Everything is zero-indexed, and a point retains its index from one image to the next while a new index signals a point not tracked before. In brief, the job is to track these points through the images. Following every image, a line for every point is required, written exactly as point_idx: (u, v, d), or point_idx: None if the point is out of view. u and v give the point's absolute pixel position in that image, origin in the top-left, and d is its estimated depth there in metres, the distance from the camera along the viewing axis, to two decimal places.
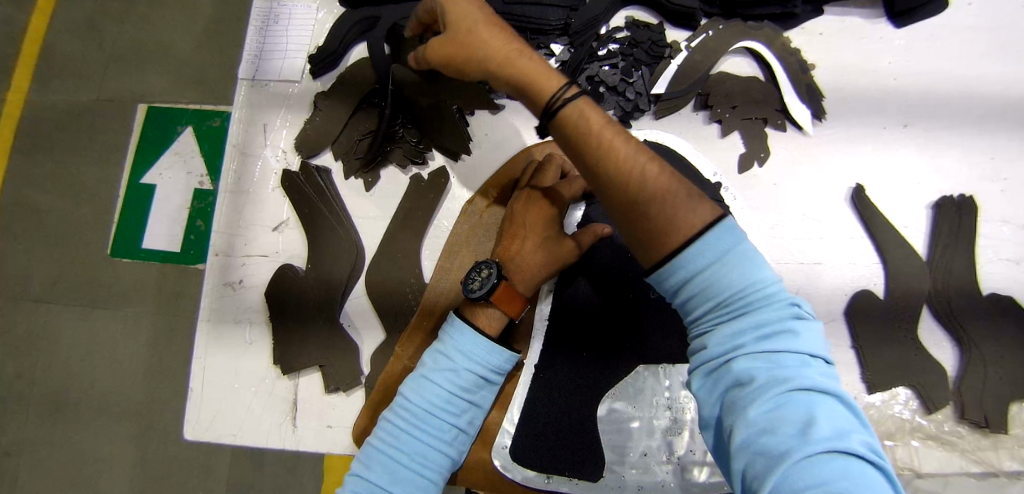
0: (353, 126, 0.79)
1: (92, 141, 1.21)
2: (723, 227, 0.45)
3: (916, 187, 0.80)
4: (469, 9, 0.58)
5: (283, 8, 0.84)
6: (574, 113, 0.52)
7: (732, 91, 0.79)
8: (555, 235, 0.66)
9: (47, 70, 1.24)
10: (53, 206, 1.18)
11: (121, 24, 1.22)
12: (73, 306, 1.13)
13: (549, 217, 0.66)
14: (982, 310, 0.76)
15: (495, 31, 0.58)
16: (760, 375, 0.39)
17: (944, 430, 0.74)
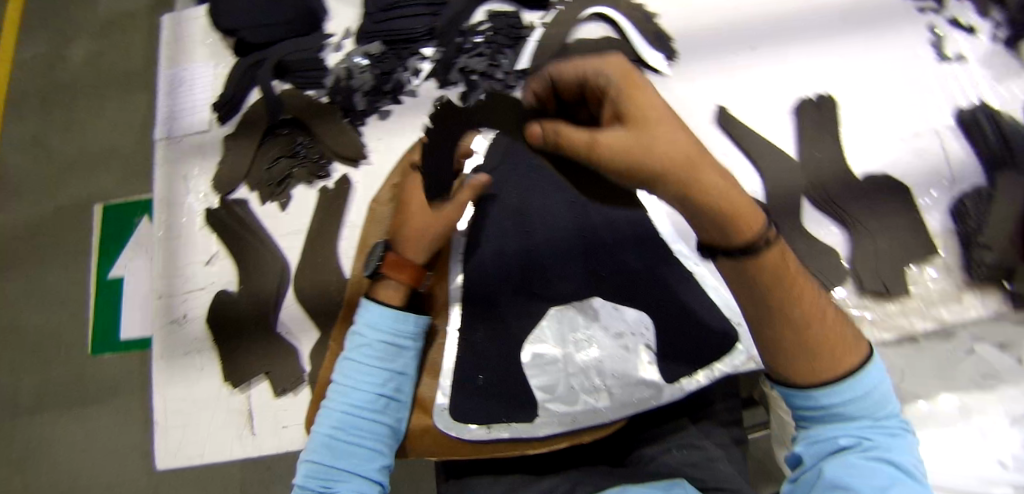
0: (261, 157, 0.87)
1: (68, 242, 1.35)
2: (869, 374, 0.49)
3: (775, 97, 0.86)
4: (650, 93, 0.48)
5: (184, 71, 0.93)
6: (780, 255, 0.46)
7: (588, 54, 0.86)
8: (432, 203, 0.73)
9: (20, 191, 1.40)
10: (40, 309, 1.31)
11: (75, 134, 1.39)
12: (75, 393, 1.24)
13: (428, 191, 0.74)
14: (859, 190, 0.82)
15: (681, 130, 0.45)
16: (865, 444, 0.48)
17: (850, 306, 0.79)
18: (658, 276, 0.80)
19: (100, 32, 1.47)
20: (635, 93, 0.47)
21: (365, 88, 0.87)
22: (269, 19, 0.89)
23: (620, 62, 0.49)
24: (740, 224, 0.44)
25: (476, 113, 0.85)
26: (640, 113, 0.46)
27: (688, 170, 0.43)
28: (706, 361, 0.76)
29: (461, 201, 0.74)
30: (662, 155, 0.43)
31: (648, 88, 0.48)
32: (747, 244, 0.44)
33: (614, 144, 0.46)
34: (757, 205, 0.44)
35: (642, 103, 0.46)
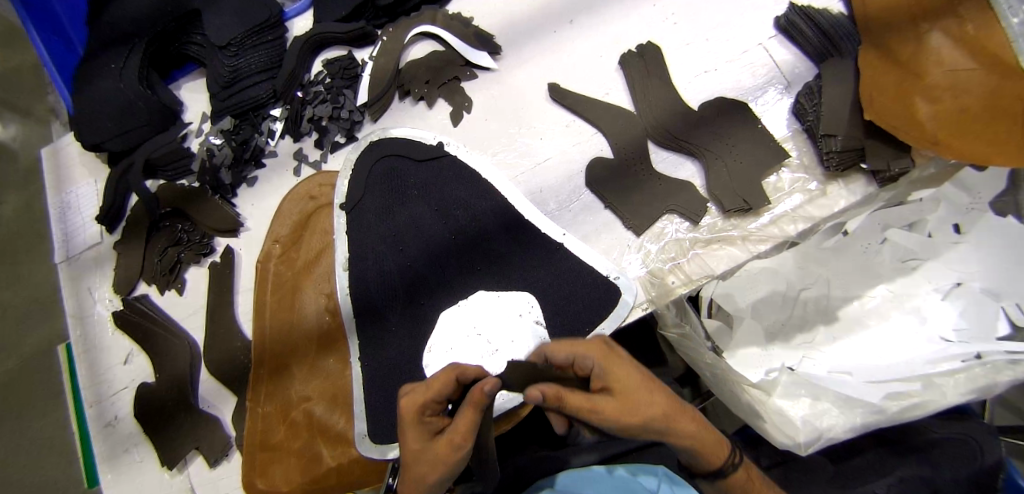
0: (151, 251, 0.92)
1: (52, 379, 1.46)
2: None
3: (601, 60, 0.90)
4: (619, 359, 0.57)
5: (68, 193, 0.99)
6: (745, 470, 0.59)
7: (420, 72, 0.91)
8: (428, 442, 0.56)
9: None
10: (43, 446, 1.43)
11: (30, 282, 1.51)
12: None
13: (467, 423, 0.54)
14: (697, 122, 0.85)
15: (639, 373, 0.57)
16: None
17: (718, 228, 0.83)
18: (529, 254, 0.83)
19: (23, 182, 1.57)
20: (616, 369, 0.56)
21: (227, 163, 0.91)
22: (130, 123, 0.94)
23: (599, 342, 0.59)
24: (704, 450, 0.55)
25: (333, 155, 0.91)
26: (619, 386, 0.55)
27: (667, 424, 0.53)
28: (593, 323, 0.80)
29: (468, 426, 0.54)
30: (640, 415, 0.52)
31: (618, 353, 0.59)
32: (719, 473, 0.56)
33: (608, 410, 0.52)
34: (720, 438, 0.57)
35: (622, 376, 0.55)
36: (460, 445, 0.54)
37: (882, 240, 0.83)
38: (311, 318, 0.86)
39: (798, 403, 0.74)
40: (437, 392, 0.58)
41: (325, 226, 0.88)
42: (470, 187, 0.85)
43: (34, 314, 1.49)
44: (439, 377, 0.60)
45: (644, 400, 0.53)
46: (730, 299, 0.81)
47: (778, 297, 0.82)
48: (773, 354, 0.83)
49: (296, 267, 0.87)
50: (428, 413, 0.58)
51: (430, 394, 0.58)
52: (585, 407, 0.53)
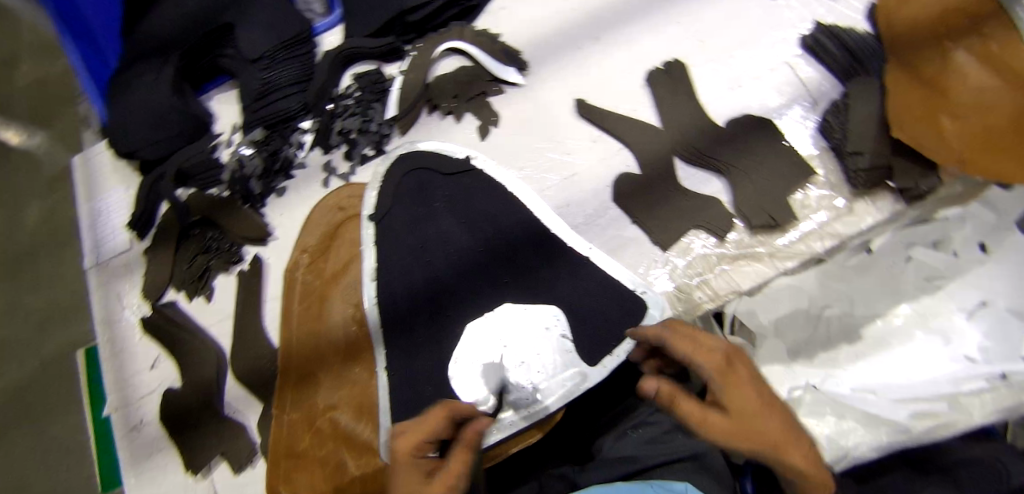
0: (180, 258, 0.93)
1: (66, 385, 1.47)
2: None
3: (626, 77, 0.91)
4: (738, 375, 0.60)
5: (99, 200, 1.01)
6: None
7: (447, 87, 0.93)
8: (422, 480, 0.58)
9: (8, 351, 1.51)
10: (56, 451, 1.43)
11: (51, 287, 1.53)
12: None
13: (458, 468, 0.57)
14: (723, 139, 0.86)
15: (755, 391, 0.59)
16: None
17: (745, 245, 0.83)
18: (554, 268, 0.83)
19: (49, 189, 1.60)
20: (735, 386, 0.59)
21: (257, 173, 0.92)
22: (163, 132, 0.96)
23: (717, 347, 0.62)
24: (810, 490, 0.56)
25: (361, 168, 0.92)
26: (733, 405, 0.58)
27: (778, 453, 0.56)
28: (620, 338, 0.78)
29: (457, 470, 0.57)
30: (754, 437, 0.56)
31: (737, 368, 0.61)
32: None
33: (720, 425, 0.57)
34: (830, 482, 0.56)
35: (740, 388, 0.59)
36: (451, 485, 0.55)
37: (906, 257, 0.80)
38: (338, 328, 0.86)
39: (822, 422, 0.72)
40: (428, 431, 0.62)
41: (351, 237, 0.89)
42: (497, 201, 0.86)
43: (52, 322, 1.51)
44: (430, 417, 0.64)
45: (760, 425, 0.57)
46: (752, 316, 0.81)
47: (801, 315, 0.79)
48: (797, 372, 0.78)
49: (323, 277, 0.88)
50: (419, 453, 0.61)
51: (421, 434, 0.61)
52: (698, 416, 0.58)
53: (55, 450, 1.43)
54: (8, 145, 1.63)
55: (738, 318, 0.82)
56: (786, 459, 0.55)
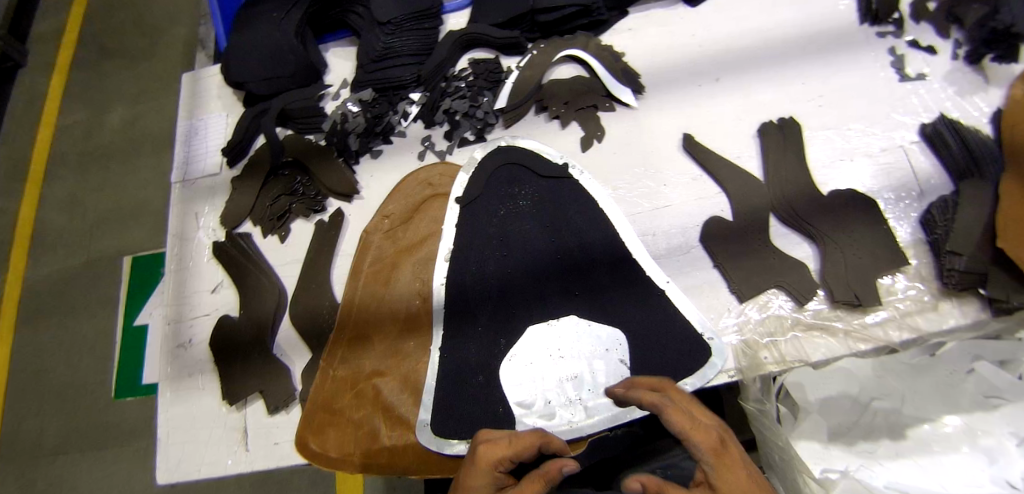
0: (264, 195, 0.95)
1: (105, 286, 1.50)
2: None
3: (738, 123, 0.91)
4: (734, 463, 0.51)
5: (199, 120, 1.04)
6: None
7: (561, 92, 0.94)
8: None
9: (62, 240, 1.56)
10: (81, 347, 1.47)
11: (116, 189, 1.57)
12: (103, 435, 1.38)
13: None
14: (824, 207, 0.85)
15: (749, 475, 0.50)
16: None
17: (821, 318, 0.81)
18: (629, 293, 0.82)
19: (137, 97, 1.65)
20: (728, 471, 0.50)
21: (359, 130, 0.94)
22: (276, 71, 0.98)
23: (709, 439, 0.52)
24: None
25: (459, 150, 0.93)
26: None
27: None
28: (679, 377, 0.77)
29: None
30: None
31: (731, 448, 0.52)
32: None
33: None
34: None
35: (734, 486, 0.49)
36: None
37: (968, 370, 0.79)
38: (402, 298, 0.87)
39: None
40: (518, 451, 0.60)
41: (435, 214, 0.90)
42: (586, 212, 0.86)
43: (108, 222, 1.55)
44: (523, 437, 0.62)
45: None
46: (800, 388, 0.79)
47: (848, 400, 0.79)
48: (832, 454, 0.79)
49: (399, 246, 0.89)
50: (500, 469, 0.59)
51: (509, 450, 0.60)
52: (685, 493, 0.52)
53: (81, 345, 1.47)
54: (114, 49, 1.71)
55: (786, 386, 0.80)
56: None
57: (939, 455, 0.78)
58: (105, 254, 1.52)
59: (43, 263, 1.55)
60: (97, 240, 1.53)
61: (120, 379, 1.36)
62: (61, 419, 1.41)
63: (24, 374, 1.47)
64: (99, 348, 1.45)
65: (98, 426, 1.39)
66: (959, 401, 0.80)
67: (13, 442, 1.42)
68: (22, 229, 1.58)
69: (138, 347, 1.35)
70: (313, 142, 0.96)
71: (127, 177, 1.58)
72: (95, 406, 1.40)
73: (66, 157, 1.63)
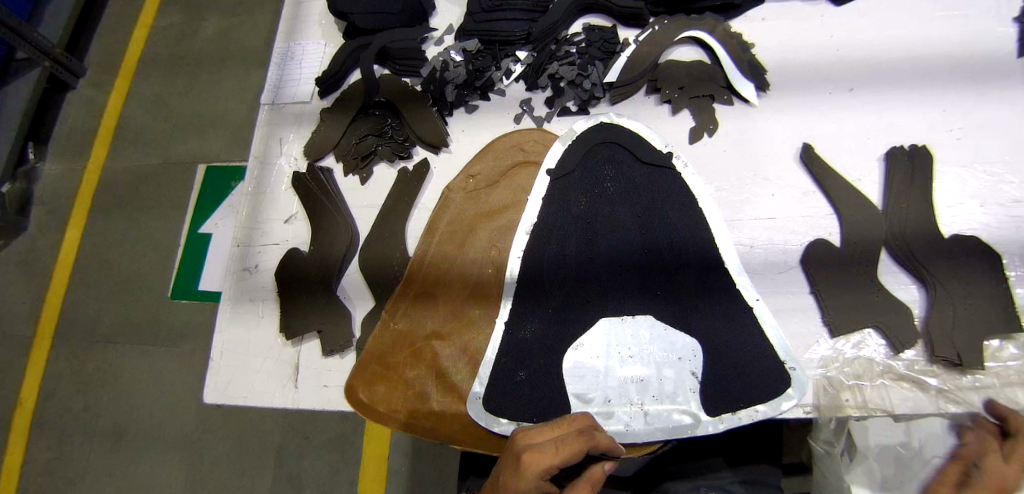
0: (351, 132, 0.93)
1: (176, 190, 1.54)
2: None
3: (865, 142, 0.83)
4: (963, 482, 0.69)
5: (297, 45, 1.02)
6: None
7: (677, 75, 0.87)
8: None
9: (143, 138, 1.61)
10: (146, 244, 1.52)
11: (199, 98, 1.61)
12: (155, 331, 1.44)
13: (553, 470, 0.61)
14: (945, 249, 0.77)
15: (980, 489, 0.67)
16: None
17: (915, 370, 0.75)
18: (713, 303, 0.77)
19: (232, 11, 1.66)
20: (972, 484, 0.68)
21: (458, 82, 0.91)
22: (383, 7, 0.96)
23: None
24: None
25: (558, 119, 0.89)
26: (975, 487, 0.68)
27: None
28: (749, 402, 0.73)
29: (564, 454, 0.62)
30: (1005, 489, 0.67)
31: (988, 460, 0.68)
32: None
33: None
34: None
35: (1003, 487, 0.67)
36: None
37: None
38: (475, 264, 0.85)
39: None
40: (565, 459, 0.61)
41: (521, 183, 0.86)
42: (682, 209, 0.81)
43: (187, 129, 1.58)
44: (569, 440, 0.63)
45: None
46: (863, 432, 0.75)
47: (904, 449, 0.75)
48: None
49: (480, 209, 0.86)
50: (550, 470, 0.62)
51: (556, 459, 0.61)
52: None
53: (144, 244, 1.52)
54: None
55: (851, 430, 0.75)
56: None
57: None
58: (181, 159, 1.56)
59: (122, 156, 1.60)
60: (176, 144, 1.58)
61: (180, 281, 1.42)
62: (119, 308, 1.48)
63: (89, 262, 1.53)
64: (160, 249, 1.50)
65: (148, 326, 1.44)
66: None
67: (70, 322, 1.49)
68: (107, 121, 1.64)
69: (199, 255, 1.40)
70: (407, 87, 0.93)
71: (211, 88, 1.60)
72: (148, 306, 1.46)
73: (159, 58, 1.68)
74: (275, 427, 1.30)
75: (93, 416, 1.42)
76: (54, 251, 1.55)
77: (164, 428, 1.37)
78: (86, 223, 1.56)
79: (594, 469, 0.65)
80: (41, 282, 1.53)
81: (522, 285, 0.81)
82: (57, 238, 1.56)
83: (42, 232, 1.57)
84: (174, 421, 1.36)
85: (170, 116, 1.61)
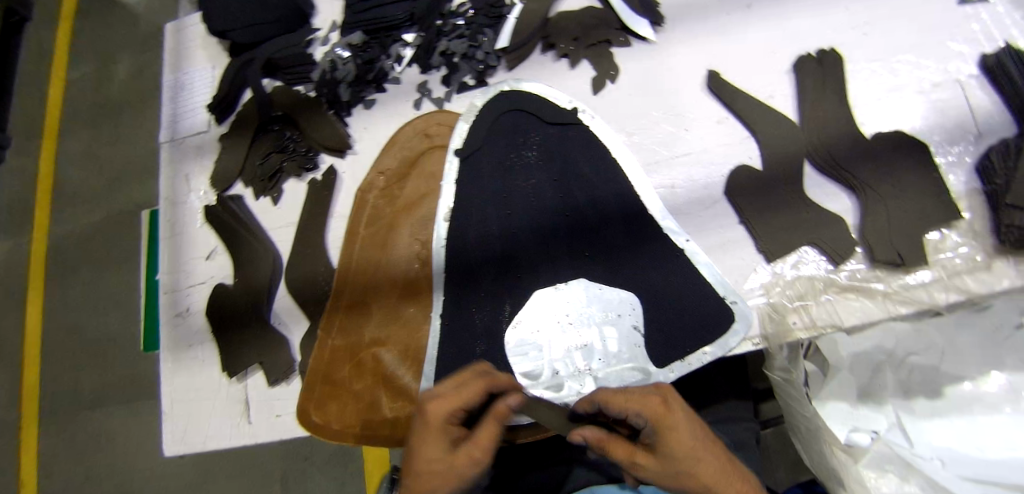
0: (254, 153, 0.90)
1: (121, 244, 1.50)
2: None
3: (771, 57, 0.80)
4: (677, 412, 0.60)
5: (185, 74, 0.97)
6: None
7: (570, 27, 0.84)
8: (449, 450, 0.61)
9: (77, 199, 1.56)
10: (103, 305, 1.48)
11: (121, 146, 1.55)
12: (133, 389, 1.42)
13: (449, 416, 0.62)
14: (868, 151, 0.74)
15: (690, 430, 0.60)
16: None
17: (859, 279, 0.73)
18: (643, 254, 0.75)
19: (139, 51, 1.60)
20: (671, 432, 0.59)
21: (349, 79, 0.87)
22: (259, 18, 0.90)
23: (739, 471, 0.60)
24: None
25: (458, 96, 0.85)
26: (672, 441, 0.58)
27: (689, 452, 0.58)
28: (696, 346, 0.71)
29: (460, 395, 0.63)
30: (683, 446, 0.58)
31: (673, 409, 0.60)
32: None
33: (648, 464, 0.59)
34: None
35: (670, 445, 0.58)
36: (478, 455, 0.60)
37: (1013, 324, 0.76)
38: (402, 262, 0.82)
39: (881, 476, 0.75)
40: (462, 399, 0.62)
41: (432, 170, 0.83)
42: (597, 165, 0.79)
43: (118, 181, 1.53)
44: (466, 383, 0.64)
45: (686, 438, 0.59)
46: (834, 347, 0.77)
47: (878, 355, 0.77)
48: (858, 414, 0.79)
49: (396, 205, 0.83)
50: (451, 420, 0.63)
51: (453, 400, 0.62)
52: (626, 458, 0.60)
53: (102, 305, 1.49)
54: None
55: (818, 346, 0.77)
56: (684, 435, 0.59)
57: (974, 413, 0.78)
58: (118, 211, 1.52)
59: (61, 221, 1.56)
60: (112, 198, 1.53)
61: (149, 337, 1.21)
62: (91, 373, 1.45)
63: (48, 338, 1.48)
64: (118, 306, 1.47)
65: (124, 386, 1.42)
66: (1001, 358, 0.78)
67: (48, 397, 1.47)
68: (41, 189, 1.60)
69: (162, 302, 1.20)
70: (300, 95, 0.89)
71: (133, 134, 1.55)
72: (120, 366, 1.44)
73: (74, 114, 1.61)
74: (268, 460, 1.29)
75: (91, 484, 1.40)
76: (17, 330, 1.53)
77: (162, 482, 1.36)
78: (41, 296, 1.53)
79: (499, 405, 0.61)
80: (11, 363, 1.51)
81: (450, 274, 0.79)
82: (17, 319, 1.53)
83: (0, 316, 1.54)
84: (170, 474, 1.35)
85: (98, 170, 1.55)
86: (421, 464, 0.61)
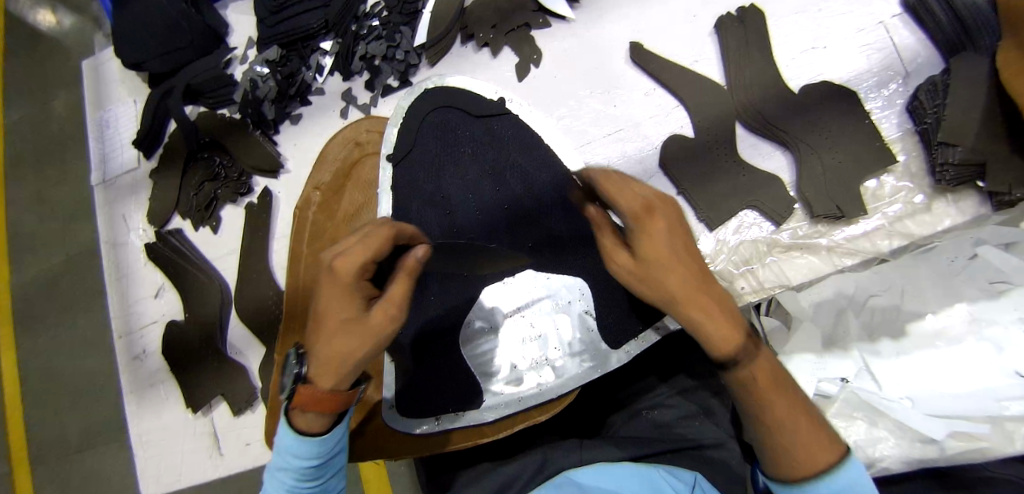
0: (186, 184, 0.88)
1: None
2: (855, 472, 0.44)
3: (693, 20, 0.78)
4: (668, 213, 0.53)
5: (108, 112, 0.95)
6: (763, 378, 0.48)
7: (486, 14, 0.82)
8: (357, 310, 0.52)
9: None
10: None
11: None
12: None
13: (360, 271, 0.53)
14: (797, 105, 0.73)
15: (674, 236, 0.52)
16: None
17: (802, 235, 0.73)
18: (587, 237, 0.74)
19: None
20: (649, 229, 0.52)
21: (272, 96, 0.85)
22: (172, 44, 0.87)
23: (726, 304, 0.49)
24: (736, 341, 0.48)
25: (384, 100, 0.84)
26: (646, 240, 0.52)
27: (680, 266, 0.51)
28: (648, 322, 0.71)
29: (374, 245, 0.54)
30: (662, 252, 0.51)
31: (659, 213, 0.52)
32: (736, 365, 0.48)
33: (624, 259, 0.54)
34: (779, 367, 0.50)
35: (646, 237, 0.51)
36: (395, 316, 0.52)
37: (970, 255, 0.67)
38: None
39: (851, 426, 0.63)
40: (376, 249, 0.53)
41: (367, 178, 0.82)
42: (530, 153, 0.77)
43: None
44: (377, 233, 0.56)
45: (666, 237, 0.51)
46: (792, 299, 0.71)
47: (841, 301, 0.70)
48: (828, 363, 0.68)
49: (336, 218, 0.82)
50: (364, 274, 0.54)
51: (367, 252, 0.53)
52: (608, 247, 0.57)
53: None
54: None
55: (776, 301, 0.72)
56: (669, 236, 0.52)
57: (943, 350, 0.66)
58: None
59: None
60: None
61: None
62: None
63: None
64: None
65: None
66: (959, 290, 0.67)
67: None
68: None
69: None
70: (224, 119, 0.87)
71: None
72: None
73: None
74: None
75: None
76: None
77: None
78: None
79: (405, 257, 0.55)
80: None
81: None
82: None
83: None
84: None
85: None
86: (324, 338, 0.50)
